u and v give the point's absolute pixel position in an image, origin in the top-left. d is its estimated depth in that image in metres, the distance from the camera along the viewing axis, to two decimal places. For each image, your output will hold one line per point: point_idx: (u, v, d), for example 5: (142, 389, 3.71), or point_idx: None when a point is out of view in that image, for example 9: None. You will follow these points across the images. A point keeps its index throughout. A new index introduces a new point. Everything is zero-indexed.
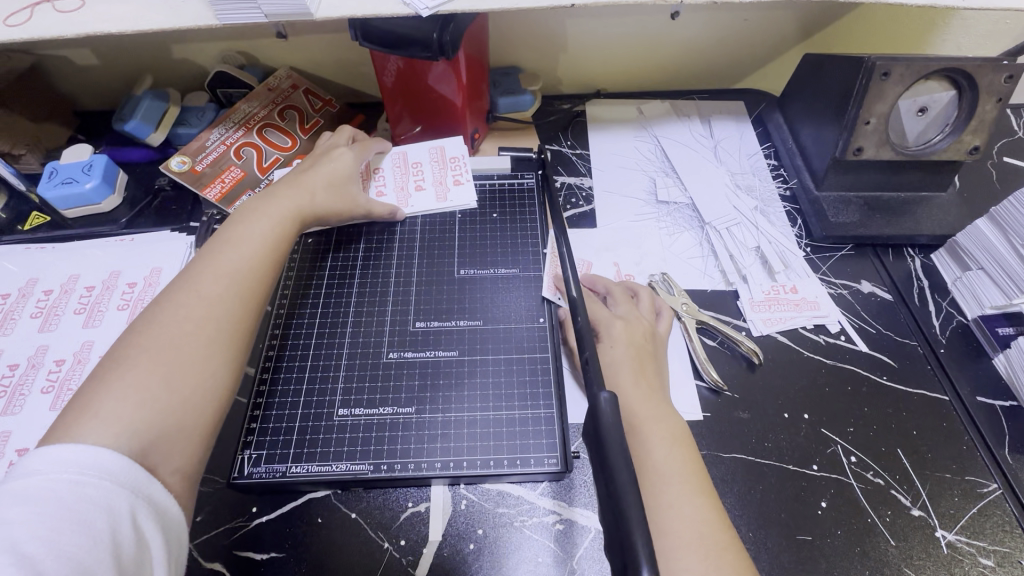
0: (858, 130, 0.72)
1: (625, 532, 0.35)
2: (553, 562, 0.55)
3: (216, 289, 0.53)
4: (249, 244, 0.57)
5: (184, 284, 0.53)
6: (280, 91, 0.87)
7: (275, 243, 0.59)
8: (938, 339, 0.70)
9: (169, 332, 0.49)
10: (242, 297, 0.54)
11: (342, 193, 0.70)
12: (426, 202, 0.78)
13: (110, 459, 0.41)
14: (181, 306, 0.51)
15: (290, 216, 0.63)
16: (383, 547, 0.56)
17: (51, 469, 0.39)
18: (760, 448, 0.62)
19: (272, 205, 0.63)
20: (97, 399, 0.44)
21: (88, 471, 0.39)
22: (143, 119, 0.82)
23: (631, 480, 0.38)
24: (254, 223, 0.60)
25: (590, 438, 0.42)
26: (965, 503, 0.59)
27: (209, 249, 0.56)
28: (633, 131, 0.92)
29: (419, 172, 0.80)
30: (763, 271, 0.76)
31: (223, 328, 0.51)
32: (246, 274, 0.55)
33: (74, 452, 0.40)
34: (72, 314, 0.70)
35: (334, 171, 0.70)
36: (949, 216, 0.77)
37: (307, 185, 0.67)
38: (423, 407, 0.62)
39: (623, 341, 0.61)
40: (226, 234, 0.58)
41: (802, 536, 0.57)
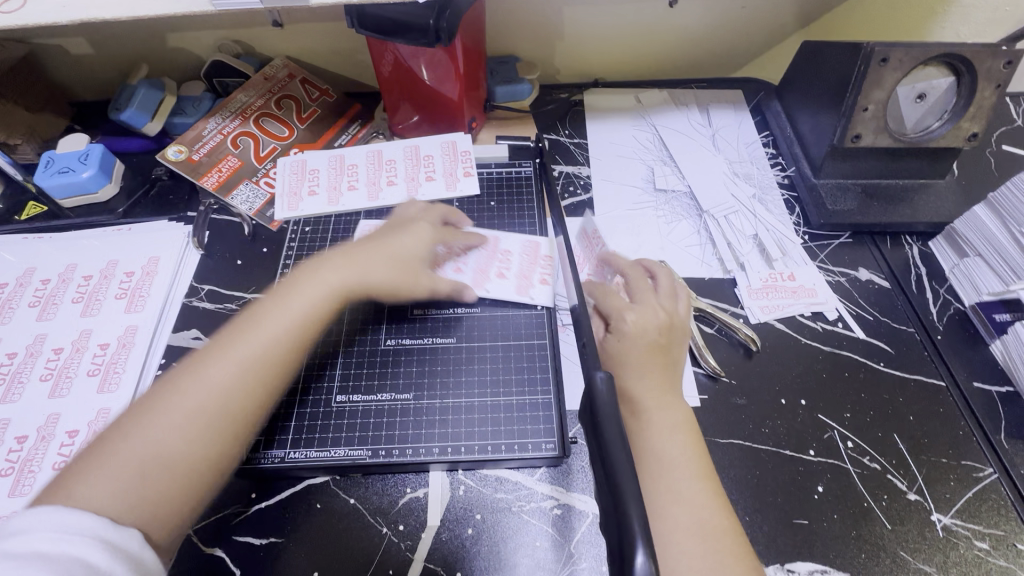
0: (856, 117, 0.72)
1: (620, 509, 0.35)
2: (551, 546, 0.55)
3: (228, 388, 0.49)
4: (275, 322, 0.53)
5: (199, 360, 0.50)
6: (277, 81, 0.87)
7: (299, 336, 0.54)
8: (935, 325, 0.70)
9: (174, 414, 0.47)
10: (252, 402, 0.50)
11: (398, 267, 0.63)
12: (506, 292, 0.69)
13: (88, 517, 0.39)
14: (186, 403, 0.48)
15: (323, 301, 0.56)
16: (381, 532, 0.56)
17: (35, 528, 0.37)
18: (758, 433, 0.62)
19: (306, 286, 0.57)
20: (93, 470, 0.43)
21: (74, 529, 0.38)
22: (139, 108, 0.82)
23: (627, 458, 0.38)
24: (282, 307, 0.55)
25: (586, 424, 0.42)
26: (960, 487, 0.59)
27: (233, 330, 0.53)
28: (631, 120, 0.91)
29: (506, 260, 0.72)
30: (761, 258, 0.76)
31: (234, 421, 0.49)
32: (263, 366, 0.51)
33: (59, 514, 0.39)
34: (70, 302, 0.70)
35: (394, 245, 0.63)
36: (947, 203, 0.77)
37: (357, 262, 0.60)
38: (422, 392, 0.62)
39: (631, 334, 0.61)
40: (251, 316, 0.54)
41: (798, 520, 0.57)
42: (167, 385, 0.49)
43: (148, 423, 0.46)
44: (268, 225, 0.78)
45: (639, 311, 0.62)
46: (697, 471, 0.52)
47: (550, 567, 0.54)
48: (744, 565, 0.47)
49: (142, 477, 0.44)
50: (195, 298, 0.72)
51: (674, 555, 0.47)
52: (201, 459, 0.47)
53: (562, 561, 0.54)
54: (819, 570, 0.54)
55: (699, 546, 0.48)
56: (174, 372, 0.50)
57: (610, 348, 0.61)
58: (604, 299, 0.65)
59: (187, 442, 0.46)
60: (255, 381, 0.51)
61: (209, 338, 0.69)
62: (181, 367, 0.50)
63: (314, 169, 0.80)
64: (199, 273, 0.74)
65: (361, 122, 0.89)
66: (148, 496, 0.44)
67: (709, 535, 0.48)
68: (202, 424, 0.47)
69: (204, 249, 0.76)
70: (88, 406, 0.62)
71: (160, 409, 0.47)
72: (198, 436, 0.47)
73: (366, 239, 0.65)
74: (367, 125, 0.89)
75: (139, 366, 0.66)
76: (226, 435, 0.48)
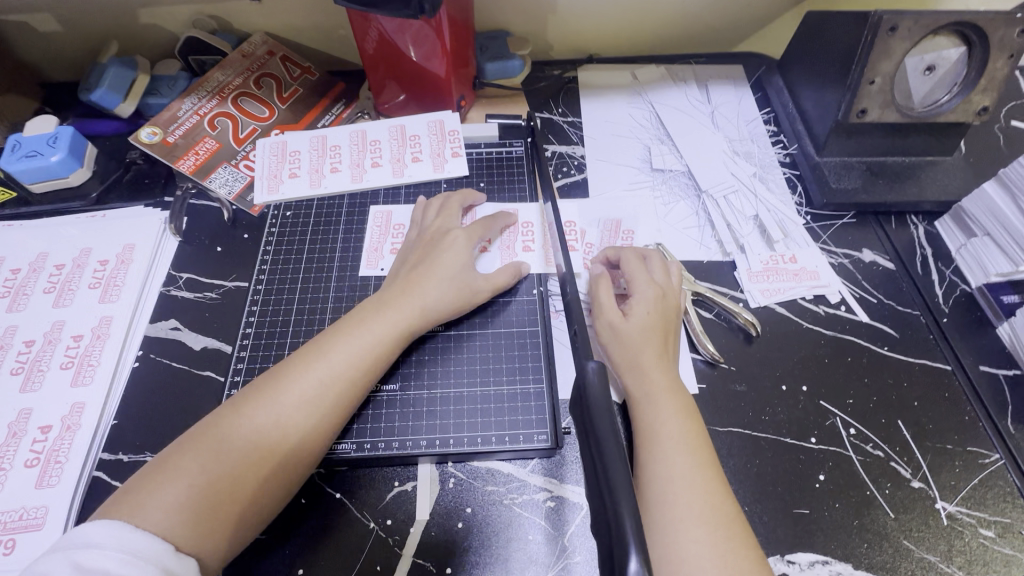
0: (862, 90, 0.69)
1: (613, 509, 0.32)
2: (544, 540, 0.53)
3: (296, 422, 0.51)
4: (339, 356, 0.55)
5: (267, 389, 0.52)
6: (255, 58, 0.83)
7: (365, 372, 0.55)
8: (940, 308, 0.68)
9: (237, 442, 0.49)
10: (317, 438, 0.52)
11: (456, 287, 0.62)
12: (533, 265, 0.69)
13: (145, 539, 0.41)
14: (258, 431, 0.49)
15: (392, 335, 0.58)
16: (368, 527, 0.54)
17: (111, 545, 0.40)
18: (758, 421, 0.60)
19: (373, 318, 0.58)
20: (151, 489, 0.45)
21: (142, 556, 0.40)
22: (110, 88, 0.78)
23: (620, 454, 0.35)
24: (350, 340, 0.56)
25: (578, 421, 0.40)
26: (966, 474, 0.57)
27: (300, 358, 0.55)
28: (627, 97, 0.88)
29: (530, 233, 0.72)
30: (762, 240, 0.73)
31: (290, 454, 0.50)
32: (321, 403, 0.52)
33: (135, 536, 0.41)
34: (41, 293, 0.67)
35: (447, 264, 0.63)
36: (954, 181, 0.74)
37: (417, 288, 0.61)
38: (407, 382, 0.61)
39: (655, 309, 0.59)
40: (315, 347, 0.55)
41: (799, 510, 0.55)
42: (235, 409, 0.51)
43: (216, 447, 0.48)
44: (248, 210, 0.74)
45: (655, 285, 0.61)
46: (697, 462, 0.50)
47: (543, 561, 0.52)
48: (746, 558, 0.45)
49: (207, 502, 0.46)
50: (173, 287, 0.69)
51: (678, 543, 0.45)
52: (262, 486, 0.49)
53: (556, 555, 0.53)
54: (820, 561, 0.53)
55: (706, 534, 0.46)
56: (244, 395, 0.52)
57: (634, 319, 0.59)
58: (629, 266, 0.64)
59: (256, 472, 0.48)
60: (323, 416, 0.52)
61: (188, 328, 0.66)
62: (251, 392, 0.52)
63: (295, 150, 0.77)
64: (176, 260, 0.71)
65: (346, 101, 0.85)
66: (212, 523, 0.45)
67: (716, 529, 0.46)
68: (269, 455, 0.49)
69: (182, 236, 0.73)
70: (62, 400, 0.60)
71: (229, 433, 0.49)
72: (266, 466, 0.49)
73: (411, 265, 0.64)
74: (352, 104, 0.84)
75: (115, 358, 0.63)
76: (290, 467, 0.50)
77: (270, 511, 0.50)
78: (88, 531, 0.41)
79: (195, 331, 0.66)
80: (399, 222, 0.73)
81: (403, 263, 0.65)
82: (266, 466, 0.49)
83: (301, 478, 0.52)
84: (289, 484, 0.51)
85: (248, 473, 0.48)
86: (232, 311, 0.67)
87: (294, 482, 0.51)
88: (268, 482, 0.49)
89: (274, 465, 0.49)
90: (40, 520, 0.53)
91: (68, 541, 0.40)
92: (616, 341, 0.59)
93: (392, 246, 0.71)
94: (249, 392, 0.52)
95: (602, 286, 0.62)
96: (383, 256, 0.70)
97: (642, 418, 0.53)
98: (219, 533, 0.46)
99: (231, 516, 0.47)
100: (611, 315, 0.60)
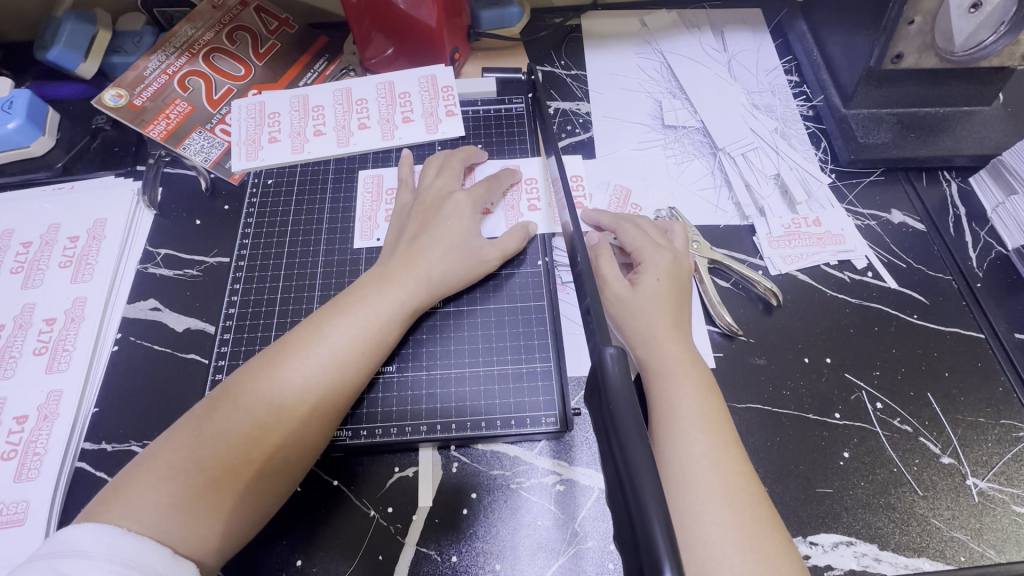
0: (900, 33, 0.61)
1: (639, 521, 0.29)
2: (553, 526, 0.51)
3: (297, 412, 0.47)
4: (338, 336, 0.50)
5: (260, 373, 0.48)
6: (227, 10, 0.75)
7: (366, 354, 0.51)
8: (974, 272, 0.63)
9: (229, 433, 0.45)
10: (318, 428, 0.48)
11: (463, 254, 0.58)
12: (538, 224, 0.64)
13: (135, 544, 0.38)
14: (256, 423, 0.46)
15: (395, 314, 0.53)
16: (369, 516, 0.51)
17: (98, 553, 0.36)
18: (777, 397, 0.56)
19: (373, 296, 0.53)
20: (135, 484, 0.42)
21: (133, 565, 0.36)
22: (68, 46, 0.71)
23: (645, 448, 0.31)
24: (348, 320, 0.51)
25: (599, 419, 0.35)
26: (999, 448, 0.54)
27: (295, 339, 0.50)
28: (636, 47, 0.80)
29: (535, 191, 0.67)
30: (783, 202, 0.68)
31: (287, 443, 0.46)
32: (321, 387, 0.48)
33: (127, 543, 0.37)
34: (8, 273, 0.63)
35: (452, 232, 0.58)
36: (992, 133, 0.68)
37: (420, 258, 0.56)
38: (404, 364, 0.57)
39: (665, 277, 0.55)
40: (311, 327, 0.51)
41: (822, 489, 0.52)
42: (226, 396, 0.47)
43: (209, 440, 0.44)
44: (227, 178, 0.69)
45: (660, 249, 0.58)
46: (721, 444, 0.46)
47: (553, 547, 0.50)
48: (774, 545, 0.42)
49: (204, 501, 0.42)
50: (150, 264, 0.64)
51: (700, 530, 0.42)
52: (260, 479, 0.45)
53: (566, 540, 0.50)
54: (845, 541, 0.50)
55: (729, 515, 0.43)
56: (236, 379, 0.48)
57: (644, 289, 0.54)
58: (629, 236, 0.59)
59: (255, 467, 0.45)
60: (325, 404, 0.48)
61: (169, 308, 0.62)
62: (243, 376, 0.48)
63: (275, 112, 0.70)
64: (153, 236, 0.66)
65: (329, 57, 0.77)
66: (207, 522, 0.42)
67: (743, 516, 0.43)
68: (269, 448, 0.46)
69: (157, 209, 0.67)
70: (37, 389, 0.56)
71: (222, 424, 0.45)
72: (265, 459, 0.45)
73: (413, 233, 0.58)
74: (336, 59, 0.77)
75: (92, 342, 0.59)
76: (290, 460, 0.47)
77: (272, 504, 0.47)
78: (78, 535, 0.37)
79: (176, 311, 0.61)
80: (392, 185, 0.68)
81: (402, 231, 0.59)
82: (267, 460, 0.45)
83: (303, 470, 0.48)
84: (291, 476, 0.47)
85: (248, 468, 0.45)
86: (214, 289, 0.63)
87: (295, 472, 0.48)
88: (268, 475, 0.46)
89: (275, 458, 0.46)
90: (22, 516, 0.50)
91: (55, 548, 0.37)
92: (627, 312, 0.53)
93: (387, 212, 0.66)
94: (240, 378, 0.48)
95: (603, 257, 0.57)
96: (378, 224, 0.65)
97: (657, 389, 0.49)
98: (219, 530, 0.43)
99: (232, 513, 0.44)
100: (620, 284, 0.55)
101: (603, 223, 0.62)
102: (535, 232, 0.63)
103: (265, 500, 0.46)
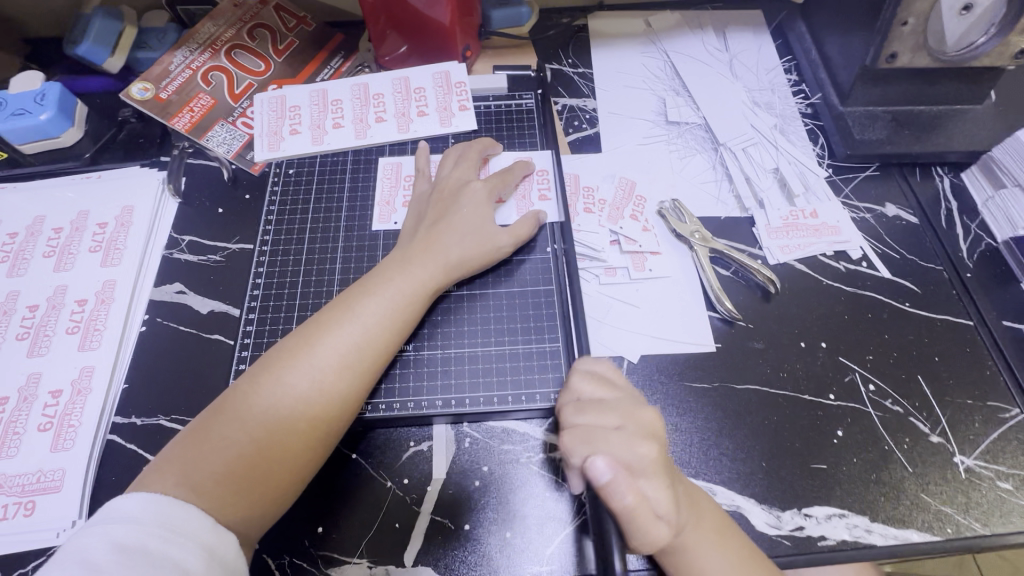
0: (894, 33, 0.64)
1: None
2: (561, 497, 0.53)
3: (335, 389, 0.50)
4: (368, 318, 0.53)
5: (297, 352, 0.51)
6: (248, 8, 0.79)
7: (391, 334, 0.54)
8: (964, 262, 0.66)
9: (270, 409, 0.48)
10: (353, 404, 0.51)
11: (476, 240, 0.60)
12: (550, 213, 0.67)
13: (178, 512, 0.41)
14: (298, 399, 0.48)
15: (414, 294, 0.56)
16: (386, 486, 0.54)
17: (146, 519, 0.40)
18: (775, 378, 0.59)
19: (397, 278, 0.56)
20: (183, 453, 0.46)
21: (179, 530, 0.40)
22: (97, 41, 0.74)
23: None
24: (375, 301, 0.54)
25: None
26: (985, 429, 0.57)
27: (327, 319, 0.53)
28: (640, 46, 0.83)
29: (545, 181, 0.69)
30: (782, 194, 0.70)
31: (324, 419, 0.49)
32: (354, 366, 0.51)
33: (171, 510, 0.41)
34: (41, 257, 0.66)
35: (466, 218, 0.61)
36: (983, 130, 0.71)
37: (437, 243, 0.59)
38: (421, 343, 0.60)
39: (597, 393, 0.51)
40: (342, 308, 0.54)
41: (817, 465, 0.55)
42: (266, 373, 0.50)
43: (254, 415, 0.47)
44: (248, 169, 0.72)
45: None
46: None
47: (560, 518, 0.53)
48: None
49: (250, 472, 0.45)
50: (175, 249, 0.67)
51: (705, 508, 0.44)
52: (300, 453, 0.48)
53: (572, 511, 0.53)
54: (837, 514, 0.53)
55: None
56: (274, 357, 0.51)
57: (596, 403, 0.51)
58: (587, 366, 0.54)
59: (297, 440, 0.48)
60: (360, 381, 0.51)
61: (193, 291, 0.64)
62: (281, 355, 0.51)
63: (295, 105, 0.73)
64: (178, 223, 0.69)
65: (345, 53, 0.80)
66: (252, 492, 0.45)
67: None
68: (310, 423, 0.48)
69: (181, 198, 0.70)
70: (70, 365, 0.59)
71: (266, 400, 0.48)
72: (305, 434, 0.48)
73: (431, 220, 0.61)
74: (352, 56, 0.80)
75: (121, 323, 0.62)
76: (330, 434, 0.49)
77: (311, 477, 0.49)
78: (127, 503, 0.41)
79: (201, 295, 0.64)
80: (409, 173, 0.70)
81: (420, 219, 0.62)
82: (308, 434, 0.48)
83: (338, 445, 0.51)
84: (329, 451, 0.50)
85: (291, 441, 0.47)
86: (237, 274, 0.66)
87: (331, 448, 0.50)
88: (309, 449, 0.48)
89: (317, 432, 0.49)
90: (58, 483, 0.53)
91: (104, 516, 0.40)
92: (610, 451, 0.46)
93: (404, 198, 0.69)
94: (277, 356, 0.51)
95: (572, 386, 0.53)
96: (396, 209, 0.68)
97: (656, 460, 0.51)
98: (269, 498, 0.46)
99: (277, 484, 0.47)
100: (602, 425, 0.48)
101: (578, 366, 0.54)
102: (545, 221, 0.66)
103: (306, 474, 0.48)
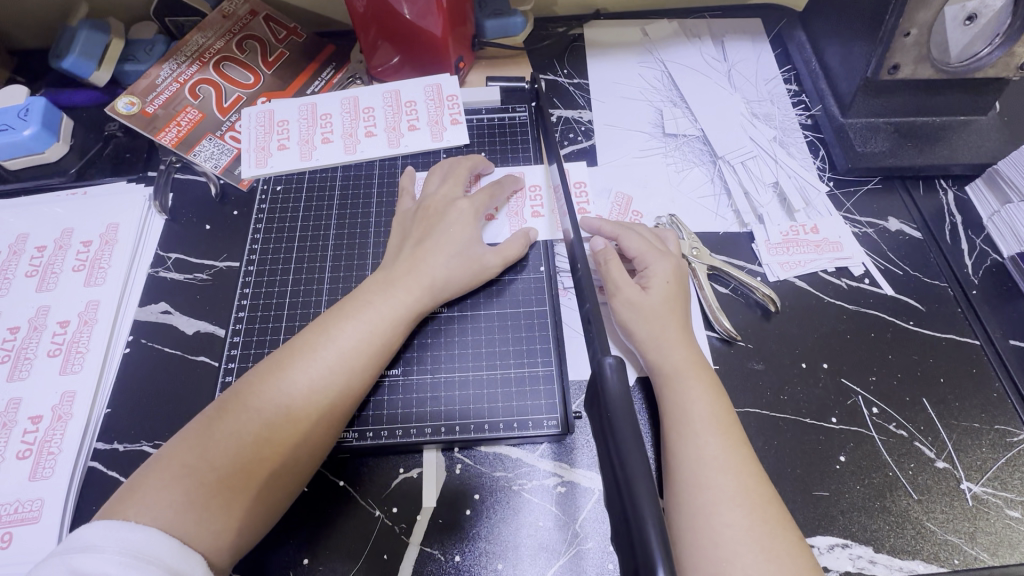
0: (896, 45, 0.62)
1: (642, 557, 0.29)
2: (555, 527, 0.52)
3: (305, 413, 0.48)
4: (345, 340, 0.52)
5: (268, 376, 0.49)
6: (237, 19, 0.77)
7: (372, 357, 0.52)
8: (970, 280, 0.64)
9: (238, 434, 0.46)
10: (327, 427, 0.49)
11: (445, 260, 0.58)
12: (540, 230, 0.66)
13: (145, 537, 0.39)
14: (267, 422, 0.47)
15: (393, 317, 0.54)
16: (374, 516, 0.52)
17: (108, 547, 0.37)
18: (776, 401, 0.57)
19: (379, 300, 0.55)
20: (144, 482, 0.43)
21: (146, 556, 0.38)
22: (83, 54, 0.72)
23: (636, 439, 0.33)
24: (354, 324, 0.53)
25: (607, 473, 0.34)
26: (993, 453, 0.55)
27: (302, 342, 0.51)
28: (637, 55, 0.82)
29: (538, 197, 0.68)
30: (781, 209, 0.69)
31: (295, 445, 0.47)
32: (327, 389, 0.49)
33: (137, 536, 0.39)
34: (23, 277, 0.64)
35: (454, 237, 0.59)
36: (988, 143, 0.69)
37: (424, 264, 0.57)
38: (410, 366, 0.58)
39: (673, 281, 0.58)
40: (317, 331, 0.52)
41: (818, 492, 0.53)
42: (236, 399, 0.48)
43: (220, 437, 0.46)
44: (236, 185, 0.70)
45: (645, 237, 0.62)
46: (732, 447, 0.48)
47: (554, 548, 0.51)
48: (785, 539, 0.44)
49: (219, 497, 0.44)
50: (161, 268, 0.66)
51: (712, 530, 0.44)
52: (269, 479, 0.46)
53: (567, 541, 0.51)
54: (840, 544, 0.51)
55: (743, 517, 0.44)
56: (246, 382, 0.49)
57: (653, 293, 0.57)
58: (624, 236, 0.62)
59: (266, 466, 0.46)
60: (332, 406, 0.49)
61: (179, 311, 0.63)
62: (253, 378, 0.49)
63: (283, 120, 0.72)
64: (164, 240, 0.67)
65: (336, 65, 0.79)
66: (224, 518, 0.44)
67: (754, 516, 0.44)
68: (279, 450, 0.47)
69: (168, 214, 0.69)
70: (51, 390, 0.58)
71: (234, 425, 0.46)
72: (276, 460, 0.47)
73: (416, 239, 0.60)
74: (343, 68, 0.79)
75: (104, 345, 0.60)
76: (300, 458, 0.48)
77: (282, 504, 0.48)
78: (87, 534, 0.38)
79: (187, 314, 0.63)
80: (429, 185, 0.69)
81: (406, 239, 0.61)
82: (279, 461, 0.47)
83: (311, 471, 0.49)
84: (303, 475, 0.49)
85: (259, 467, 0.46)
86: (223, 293, 0.64)
87: (304, 474, 0.49)
88: (278, 476, 0.47)
89: (287, 458, 0.47)
90: (37, 513, 0.52)
91: (66, 547, 0.37)
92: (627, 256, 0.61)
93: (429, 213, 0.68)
94: (249, 381, 0.49)
95: (611, 262, 0.59)
96: None
97: (671, 394, 0.51)
98: (241, 526, 0.44)
99: (246, 512, 0.45)
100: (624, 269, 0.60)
101: (604, 231, 0.63)
102: (536, 239, 0.65)
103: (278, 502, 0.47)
